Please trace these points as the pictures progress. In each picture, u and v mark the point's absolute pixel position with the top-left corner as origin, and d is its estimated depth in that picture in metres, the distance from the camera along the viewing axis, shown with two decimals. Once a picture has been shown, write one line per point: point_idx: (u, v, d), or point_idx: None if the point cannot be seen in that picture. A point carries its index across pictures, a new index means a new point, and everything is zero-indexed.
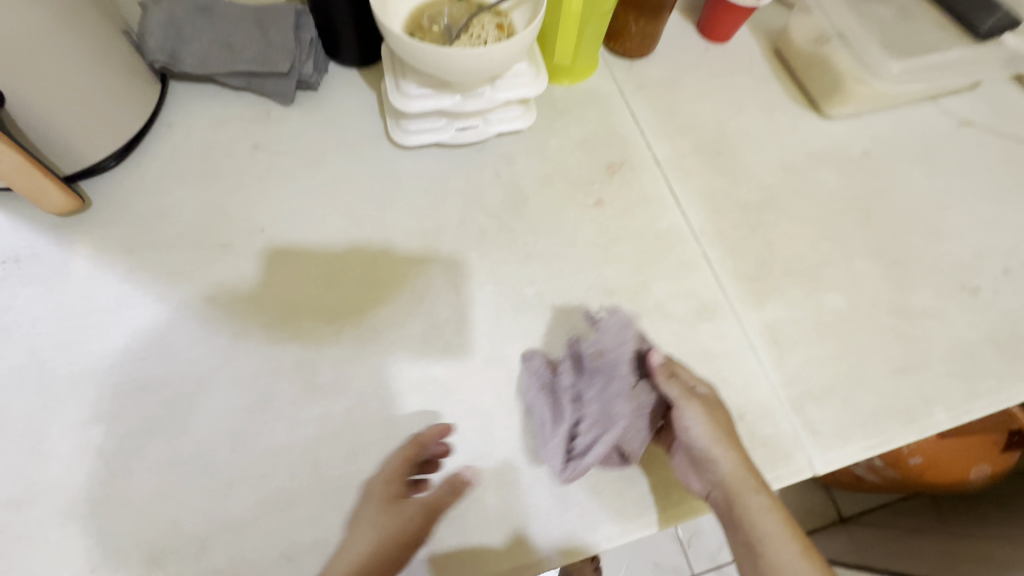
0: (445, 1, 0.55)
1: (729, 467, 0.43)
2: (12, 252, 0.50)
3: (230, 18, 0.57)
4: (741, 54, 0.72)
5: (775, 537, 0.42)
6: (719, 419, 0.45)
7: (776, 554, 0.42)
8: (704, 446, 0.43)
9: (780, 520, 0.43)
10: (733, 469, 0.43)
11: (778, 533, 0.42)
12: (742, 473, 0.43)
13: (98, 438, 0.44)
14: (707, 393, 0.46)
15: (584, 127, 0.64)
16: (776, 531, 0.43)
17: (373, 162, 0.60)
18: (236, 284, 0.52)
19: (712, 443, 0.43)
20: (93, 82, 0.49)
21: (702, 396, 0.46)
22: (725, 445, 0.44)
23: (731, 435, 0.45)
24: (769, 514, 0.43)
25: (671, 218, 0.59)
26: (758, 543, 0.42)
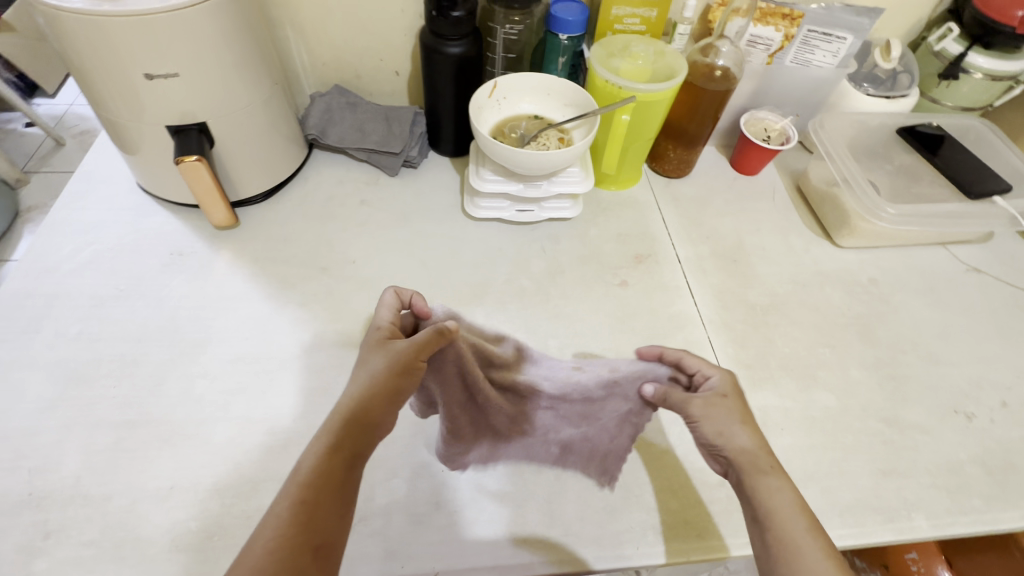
0: (525, 117, 0.73)
1: (743, 441, 0.47)
2: (179, 248, 0.68)
3: (367, 112, 0.80)
4: (766, 187, 0.85)
5: (790, 515, 0.42)
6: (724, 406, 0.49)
7: (784, 526, 0.42)
8: (715, 428, 0.48)
9: (798, 501, 0.43)
10: (749, 443, 0.47)
11: (788, 509, 0.43)
12: (757, 451, 0.46)
13: (201, 390, 0.57)
14: (721, 386, 0.51)
15: (621, 224, 0.77)
16: (790, 507, 0.43)
17: (448, 226, 0.76)
18: (326, 298, 0.66)
19: (722, 422, 0.48)
20: (267, 141, 0.70)
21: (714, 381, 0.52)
22: (737, 423, 0.48)
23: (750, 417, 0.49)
24: (787, 493, 0.43)
25: (684, 305, 0.69)
26: (765, 517, 0.43)
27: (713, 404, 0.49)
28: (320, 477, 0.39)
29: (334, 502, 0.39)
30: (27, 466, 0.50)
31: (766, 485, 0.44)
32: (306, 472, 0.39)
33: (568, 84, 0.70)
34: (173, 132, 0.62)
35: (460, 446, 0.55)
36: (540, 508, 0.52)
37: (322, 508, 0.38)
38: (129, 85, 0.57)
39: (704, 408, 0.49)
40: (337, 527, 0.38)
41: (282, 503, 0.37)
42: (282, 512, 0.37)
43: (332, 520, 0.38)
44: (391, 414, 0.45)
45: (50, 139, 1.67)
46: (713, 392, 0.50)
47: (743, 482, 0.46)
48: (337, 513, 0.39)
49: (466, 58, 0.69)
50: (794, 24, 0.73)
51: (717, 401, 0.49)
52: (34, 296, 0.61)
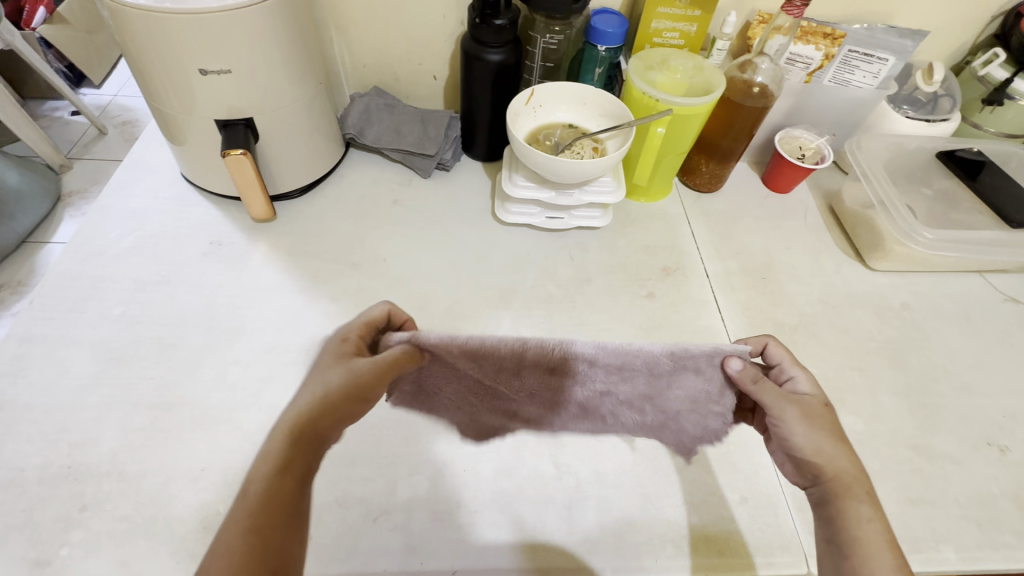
0: (559, 126, 0.74)
1: (841, 462, 0.45)
2: (218, 238, 0.70)
3: (404, 114, 0.82)
4: (798, 205, 0.85)
5: (875, 547, 0.41)
6: (819, 423, 0.47)
7: (871, 557, 0.40)
8: (812, 442, 0.46)
9: (888, 534, 0.41)
10: (846, 464, 0.45)
11: (877, 542, 0.41)
12: (851, 473, 0.44)
13: (233, 377, 0.58)
14: (814, 392, 0.49)
15: (650, 236, 0.78)
16: (878, 541, 0.41)
17: (478, 230, 0.77)
18: (356, 294, 0.67)
19: (822, 439, 0.46)
20: (307, 139, 0.72)
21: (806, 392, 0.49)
22: (836, 441, 0.46)
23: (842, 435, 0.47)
24: (874, 521, 0.42)
25: (710, 320, 0.68)
26: (848, 543, 0.42)
27: (806, 413, 0.47)
28: (270, 499, 0.37)
29: (276, 526, 0.36)
30: (67, 440, 0.52)
31: (856, 513, 0.43)
32: (256, 495, 0.36)
33: (605, 95, 0.71)
34: (221, 126, 0.64)
35: (482, 448, 0.56)
36: (559, 515, 0.52)
37: (275, 531, 0.36)
38: (183, 80, 0.59)
39: (803, 422, 0.47)
40: (297, 544, 0.37)
41: (230, 530, 0.35)
42: (222, 551, 0.34)
43: (290, 542, 0.36)
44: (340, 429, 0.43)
45: (93, 127, 1.74)
46: (811, 400, 0.48)
47: (832, 504, 0.44)
48: (279, 534, 0.36)
49: (505, 65, 0.70)
50: (834, 44, 0.73)
51: (809, 414, 0.47)
52: (80, 278, 0.64)
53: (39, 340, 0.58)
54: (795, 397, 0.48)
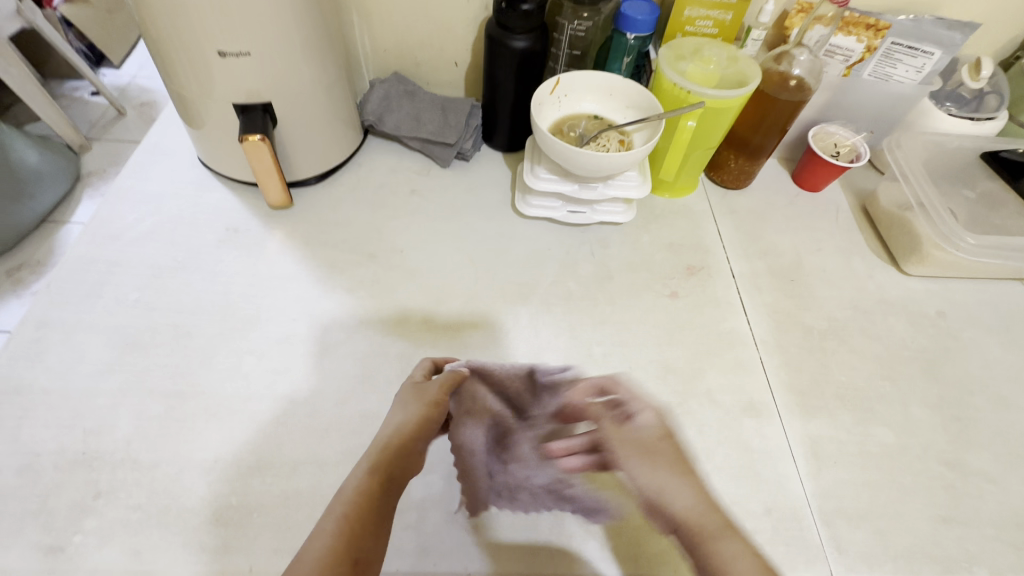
0: (585, 116, 0.71)
1: (686, 502, 0.45)
2: (234, 225, 0.69)
3: (425, 102, 0.79)
4: (829, 205, 0.81)
5: None
6: (659, 455, 0.48)
7: None
8: (655, 482, 0.47)
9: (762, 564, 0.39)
10: (688, 504, 0.45)
11: None
12: (699, 510, 0.44)
13: (248, 367, 0.57)
14: (654, 428, 0.51)
15: (674, 233, 0.75)
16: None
17: (498, 222, 0.75)
18: (373, 286, 0.66)
19: (664, 477, 0.47)
20: (324, 125, 0.70)
21: (637, 420, 0.51)
22: (683, 479, 0.47)
23: (688, 468, 0.48)
24: (737, 551, 0.40)
25: (736, 323, 0.66)
26: None
27: (636, 447, 0.49)
28: (361, 503, 0.41)
29: (369, 526, 0.40)
30: (83, 426, 0.52)
31: (725, 550, 0.41)
32: (351, 491, 0.42)
33: (633, 85, 0.68)
34: (239, 111, 0.63)
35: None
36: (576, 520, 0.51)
37: (365, 526, 0.40)
38: (201, 62, 0.57)
39: (636, 450, 0.49)
40: (376, 547, 0.39)
41: (329, 522, 0.39)
42: (321, 546, 0.37)
43: (372, 540, 0.39)
44: (423, 444, 0.49)
45: (112, 108, 1.74)
46: (644, 433, 0.50)
47: (698, 544, 0.42)
48: (370, 532, 0.39)
49: (530, 53, 0.68)
50: (878, 36, 0.69)
51: (639, 446, 0.49)
52: (97, 262, 0.63)
53: (56, 323, 0.58)
54: (626, 433, 0.50)
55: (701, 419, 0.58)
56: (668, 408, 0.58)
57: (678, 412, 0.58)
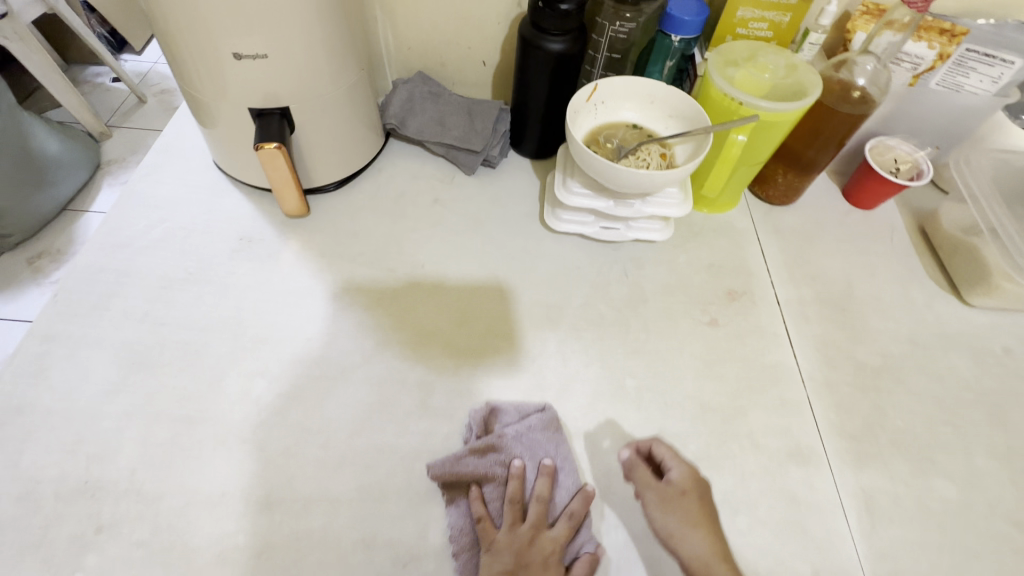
0: (623, 126, 0.66)
1: (695, 550, 0.46)
2: (248, 234, 0.66)
3: (450, 105, 0.75)
4: (883, 224, 0.75)
5: None
6: (682, 508, 0.48)
7: None
8: (667, 527, 0.48)
9: None
10: (702, 548, 0.46)
11: None
12: (713, 555, 0.46)
13: (259, 391, 0.54)
14: (680, 481, 0.50)
15: (714, 253, 0.70)
16: None
17: (525, 237, 0.70)
18: (392, 303, 0.62)
19: (676, 524, 0.47)
20: (344, 129, 0.66)
21: (670, 478, 0.50)
22: (691, 525, 0.47)
23: (709, 519, 0.48)
24: None
25: (781, 356, 0.61)
26: None
27: (661, 495, 0.49)
28: None
29: None
30: (85, 452, 0.49)
31: None
32: None
33: (678, 93, 0.62)
34: (255, 115, 0.59)
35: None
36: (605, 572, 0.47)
37: None
38: (215, 64, 0.54)
39: (659, 502, 0.49)
40: None
41: None
42: None
43: None
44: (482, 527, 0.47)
45: (133, 95, 1.72)
46: (669, 487, 0.49)
47: None
48: None
49: (566, 56, 0.63)
50: (952, 42, 0.62)
51: (672, 496, 0.49)
52: (105, 271, 0.61)
53: (61, 338, 0.55)
54: (653, 482, 0.50)
55: (743, 464, 0.53)
56: (705, 451, 0.54)
57: (717, 455, 0.54)
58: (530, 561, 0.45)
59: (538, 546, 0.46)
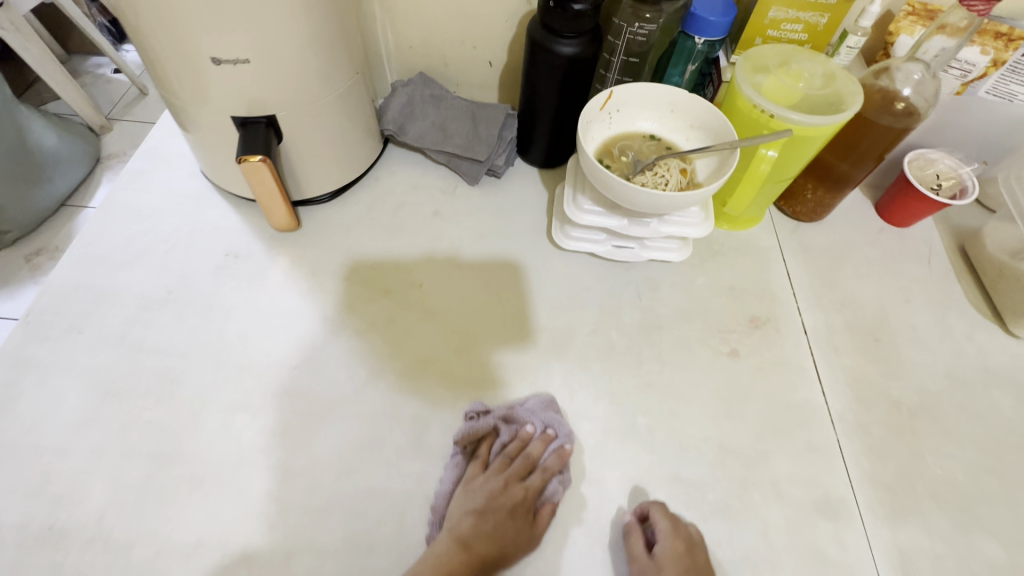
0: (639, 137, 0.60)
1: None
2: (234, 249, 0.61)
3: (453, 109, 0.70)
4: (920, 244, 0.69)
5: None
6: None
7: None
8: None
9: None
10: None
11: None
12: None
13: (241, 426, 0.50)
14: (662, 558, 0.44)
15: (735, 275, 0.65)
16: None
17: (531, 254, 0.65)
18: (386, 328, 0.58)
19: None
20: (337, 137, 0.61)
21: (656, 550, 0.45)
22: None
23: None
24: None
25: (808, 393, 0.56)
26: None
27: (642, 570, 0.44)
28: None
29: None
30: (51, 493, 0.45)
31: None
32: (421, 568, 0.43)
33: (702, 102, 0.57)
34: (239, 124, 0.54)
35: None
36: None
37: None
38: (195, 70, 0.49)
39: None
40: None
41: None
42: None
43: None
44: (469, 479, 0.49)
45: (135, 87, 1.68)
46: (652, 561, 0.44)
47: None
48: None
49: (581, 60, 0.57)
50: (1009, 47, 0.57)
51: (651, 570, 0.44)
52: (82, 288, 0.57)
53: (32, 363, 0.52)
54: (636, 552, 0.45)
55: (766, 517, 0.49)
56: (725, 502, 0.49)
57: (737, 506, 0.49)
58: (499, 505, 0.46)
59: (512, 492, 0.47)
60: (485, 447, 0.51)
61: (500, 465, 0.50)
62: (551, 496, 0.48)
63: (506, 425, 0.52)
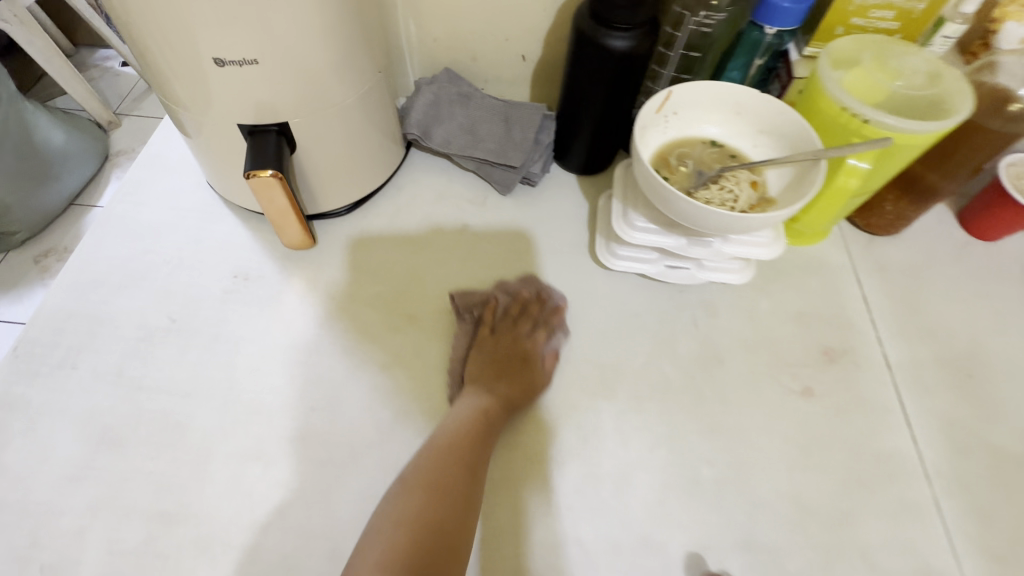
0: (699, 142, 0.53)
1: None
2: (244, 270, 0.55)
3: (483, 110, 0.62)
4: (1013, 261, 0.61)
5: None
6: None
7: None
8: None
9: None
10: None
11: None
12: None
13: (253, 479, 0.44)
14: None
15: (804, 299, 0.57)
16: None
17: (572, 275, 0.58)
18: (413, 360, 0.52)
19: None
20: (356, 144, 0.54)
21: None
22: None
23: None
24: None
25: (896, 441, 0.49)
26: None
27: None
28: (449, 445, 0.43)
29: (449, 479, 0.41)
30: (42, 559, 0.41)
31: None
32: (439, 441, 0.44)
33: (777, 104, 0.49)
34: (247, 133, 0.48)
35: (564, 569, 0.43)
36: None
37: (446, 469, 0.42)
38: (196, 73, 0.43)
39: None
40: (468, 483, 0.42)
41: (388, 505, 0.40)
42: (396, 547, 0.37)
43: (448, 482, 0.41)
44: (472, 360, 0.51)
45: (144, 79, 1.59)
46: None
47: None
48: (448, 478, 0.41)
49: (637, 55, 0.50)
50: None
51: None
52: (77, 317, 0.51)
53: (23, 405, 0.47)
54: None
55: None
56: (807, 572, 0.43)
57: None
58: (506, 365, 0.50)
59: (517, 348, 0.52)
60: (481, 313, 0.54)
61: (499, 330, 0.53)
62: (549, 345, 0.53)
63: (504, 292, 0.56)
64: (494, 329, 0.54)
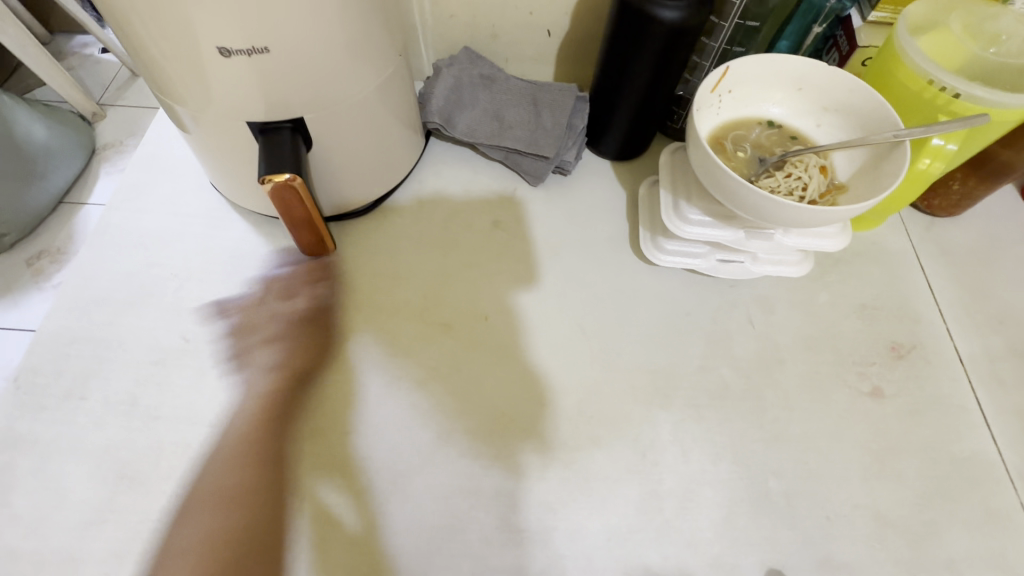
0: (756, 123, 0.48)
1: None
2: (259, 281, 0.51)
3: (510, 93, 0.57)
4: None
5: None
6: None
7: None
8: None
9: None
10: None
11: None
12: None
13: (289, 514, 0.41)
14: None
15: (865, 290, 0.53)
16: None
17: (614, 272, 0.54)
18: (451, 374, 0.48)
19: None
20: (376, 137, 0.49)
21: None
22: None
23: None
24: None
25: (976, 443, 0.45)
26: None
27: None
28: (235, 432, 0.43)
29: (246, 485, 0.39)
30: None
31: None
32: (229, 433, 0.43)
33: (847, 79, 0.44)
34: (258, 131, 0.43)
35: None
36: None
37: (242, 472, 0.40)
38: (196, 65, 0.37)
39: None
40: (270, 507, 0.39)
41: (189, 536, 0.38)
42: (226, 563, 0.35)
43: (268, 512, 0.39)
44: (286, 337, 0.47)
45: None
46: None
47: None
48: (263, 497, 0.39)
49: (692, 28, 0.45)
50: None
51: None
52: (81, 341, 0.47)
53: (30, 442, 0.43)
54: None
55: None
56: None
57: None
58: (298, 336, 0.47)
59: (309, 312, 0.49)
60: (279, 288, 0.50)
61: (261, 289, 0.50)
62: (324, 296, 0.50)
63: (318, 268, 0.52)
64: (294, 295, 0.50)
